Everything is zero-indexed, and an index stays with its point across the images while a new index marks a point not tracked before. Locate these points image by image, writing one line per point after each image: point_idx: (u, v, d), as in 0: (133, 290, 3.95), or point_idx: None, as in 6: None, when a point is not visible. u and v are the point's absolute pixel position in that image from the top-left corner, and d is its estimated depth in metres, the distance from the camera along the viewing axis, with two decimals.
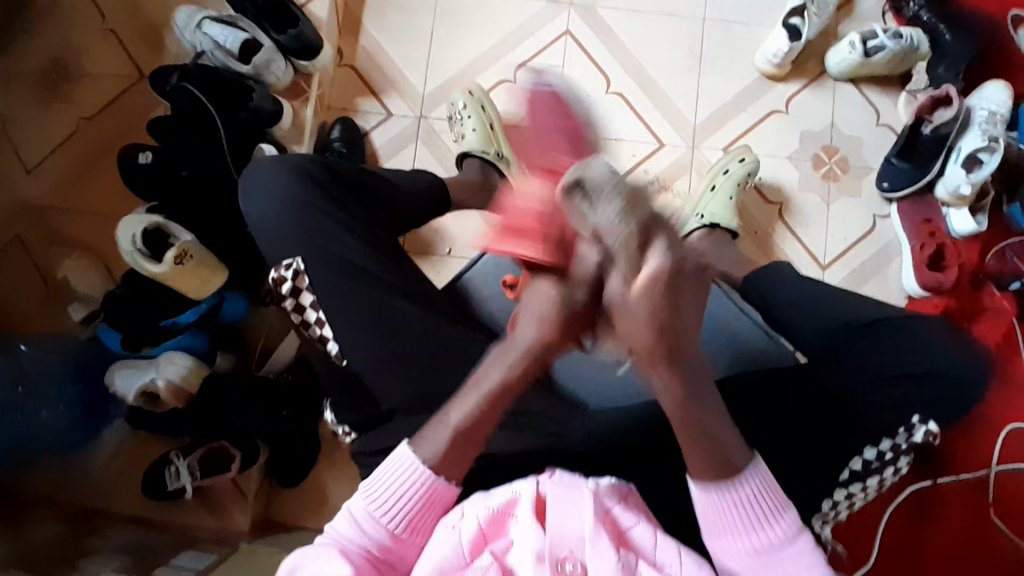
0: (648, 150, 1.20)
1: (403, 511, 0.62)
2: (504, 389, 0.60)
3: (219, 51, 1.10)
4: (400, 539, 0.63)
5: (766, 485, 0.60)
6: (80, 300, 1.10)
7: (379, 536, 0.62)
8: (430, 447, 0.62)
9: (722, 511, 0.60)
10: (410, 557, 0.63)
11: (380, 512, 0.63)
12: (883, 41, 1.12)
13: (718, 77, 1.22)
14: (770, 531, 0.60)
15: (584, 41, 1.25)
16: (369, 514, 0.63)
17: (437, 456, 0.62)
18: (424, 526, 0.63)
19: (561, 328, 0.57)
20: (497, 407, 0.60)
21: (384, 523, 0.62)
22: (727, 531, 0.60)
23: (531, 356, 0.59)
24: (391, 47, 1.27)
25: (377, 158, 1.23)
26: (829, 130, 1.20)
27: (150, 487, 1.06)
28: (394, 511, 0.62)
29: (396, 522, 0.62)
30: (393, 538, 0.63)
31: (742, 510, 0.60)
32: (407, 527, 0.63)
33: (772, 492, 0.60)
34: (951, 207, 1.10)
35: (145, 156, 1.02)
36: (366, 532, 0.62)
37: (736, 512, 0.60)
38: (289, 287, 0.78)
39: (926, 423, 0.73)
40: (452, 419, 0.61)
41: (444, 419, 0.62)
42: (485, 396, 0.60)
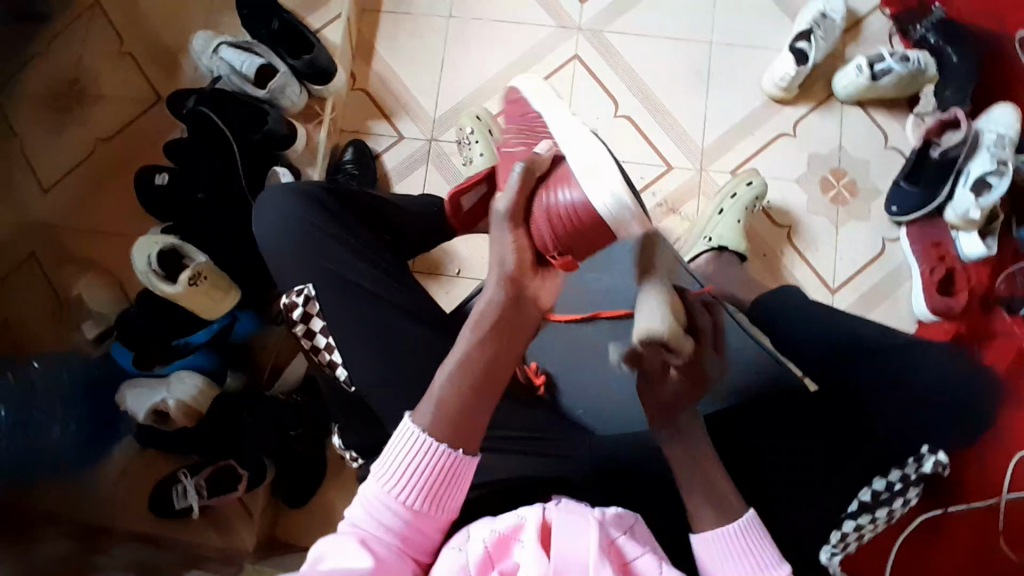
0: (655, 172, 1.21)
1: (415, 483, 0.61)
2: (469, 362, 0.64)
3: (235, 75, 1.12)
4: (418, 513, 0.61)
5: (756, 527, 0.63)
6: (93, 318, 1.11)
7: (398, 516, 0.61)
8: (427, 413, 0.62)
9: (722, 554, 0.62)
10: (431, 527, 0.62)
11: (393, 488, 0.61)
12: (890, 64, 1.13)
13: (725, 99, 1.23)
14: (766, 571, 0.62)
15: (592, 65, 1.26)
16: (384, 493, 0.61)
17: (431, 424, 0.62)
18: (443, 497, 0.62)
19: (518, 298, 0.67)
20: (470, 377, 0.64)
21: (400, 497, 0.61)
22: (728, 575, 0.62)
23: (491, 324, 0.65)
24: (402, 71, 1.29)
25: (387, 180, 1.25)
26: (836, 153, 1.20)
27: (156, 505, 1.07)
28: (406, 484, 0.61)
29: (412, 496, 0.61)
30: (412, 516, 0.61)
31: (740, 551, 0.62)
32: (423, 499, 0.61)
33: (763, 538, 0.63)
34: (960, 231, 1.10)
35: (162, 177, 1.05)
36: (385, 515, 0.61)
37: (732, 551, 0.62)
38: (301, 312, 0.79)
39: (935, 454, 0.76)
40: (436, 386, 0.63)
41: (431, 387, 0.64)
42: (456, 368, 0.64)
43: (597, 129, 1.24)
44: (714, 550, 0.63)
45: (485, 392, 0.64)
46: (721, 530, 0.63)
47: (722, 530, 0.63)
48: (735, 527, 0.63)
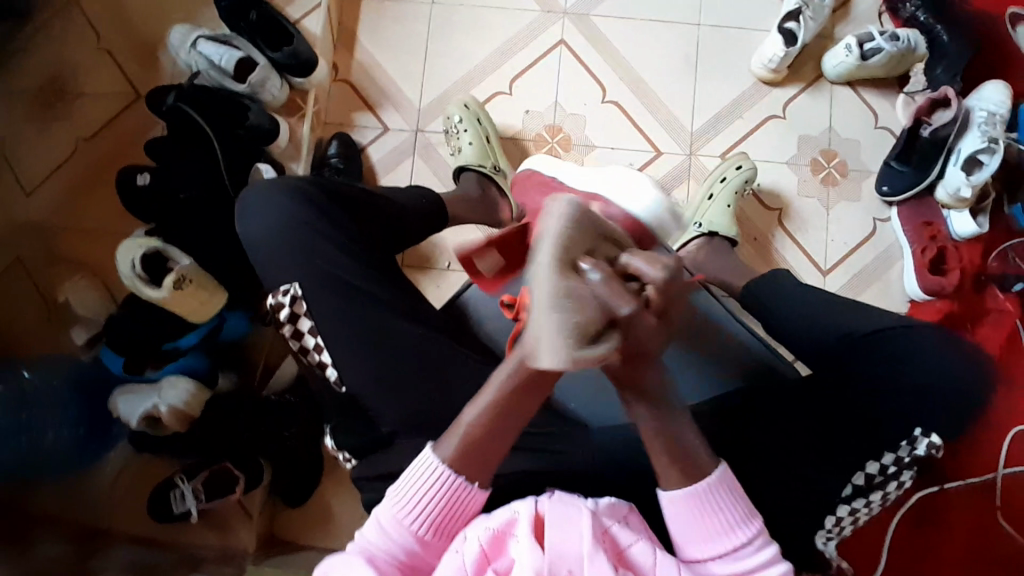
0: (645, 158, 1.20)
1: (426, 513, 0.62)
2: (516, 389, 0.61)
3: (214, 69, 1.10)
4: (426, 543, 0.63)
5: (725, 487, 0.63)
6: (81, 322, 1.10)
7: (406, 542, 0.62)
8: (449, 445, 0.63)
9: (686, 513, 0.62)
10: (434, 554, 0.64)
11: (405, 515, 0.62)
12: (879, 43, 1.12)
13: (714, 82, 1.22)
14: (728, 531, 0.62)
15: (579, 50, 1.24)
16: (394, 520, 0.63)
17: (453, 456, 0.63)
18: (450, 527, 0.63)
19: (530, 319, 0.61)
20: (508, 402, 0.61)
21: (409, 526, 0.62)
22: (689, 531, 0.63)
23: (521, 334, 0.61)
24: (386, 61, 1.27)
25: (374, 173, 1.23)
26: (827, 134, 1.19)
27: (155, 508, 1.04)
28: (417, 513, 0.62)
29: (422, 525, 0.62)
30: (419, 544, 0.62)
31: (705, 508, 0.62)
32: (431, 528, 0.63)
33: (731, 496, 0.63)
34: (952, 210, 1.10)
35: (144, 177, 1.02)
36: (394, 539, 0.62)
37: (696, 503, 0.62)
38: (287, 313, 0.78)
39: (929, 436, 0.73)
40: (465, 422, 0.62)
41: (457, 420, 0.63)
42: (497, 394, 0.61)
43: (585, 116, 1.22)
44: (680, 506, 0.63)
45: (519, 410, 0.62)
46: (693, 488, 0.62)
47: (691, 488, 0.62)
48: (706, 488, 0.62)
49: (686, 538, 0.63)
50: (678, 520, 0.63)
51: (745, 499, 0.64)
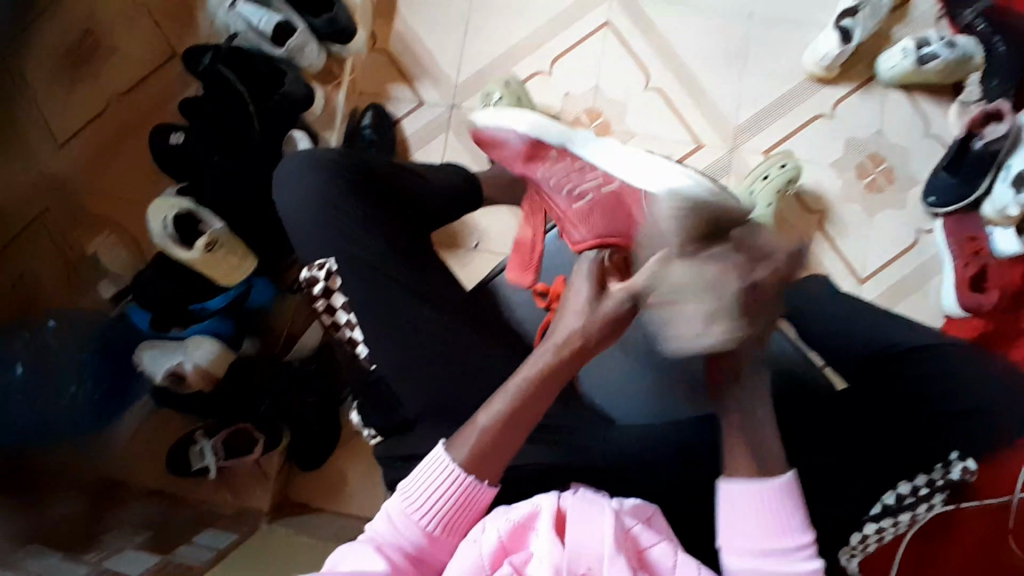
0: (685, 150, 1.17)
1: (437, 510, 0.62)
2: (518, 410, 0.63)
3: (252, 31, 1.08)
4: (434, 538, 0.62)
5: (791, 493, 0.63)
6: (110, 278, 1.12)
7: (414, 537, 0.62)
8: (462, 447, 0.63)
9: (746, 504, 0.62)
10: (445, 551, 0.63)
11: (414, 510, 0.62)
12: (936, 49, 1.07)
13: (761, 75, 1.18)
14: (782, 536, 0.61)
15: (624, 34, 1.21)
16: (403, 513, 0.62)
17: (467, 457, 0.63)
18: (457, 527, 0.63)
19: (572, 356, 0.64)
20: (523, 413, 0.63)
21: (418, 521, 0.62)
22: (744, 527, 0.62)
23: (552, 360, 0.64)
24: (425, 33, 1.24)
25: (406, 147, 1.22)
26: (875, 138, 1.16)
27: (173, 465, 1.07)
28: (427, 509, 0.62)
29: (432, 522, 0.62)
30: (427, 539, 0.62)
31: (768, 506, 0.62)
32: (441, 525, 0.62)
33: (794, 503, 0.63)
34: (997, 226, 1.04)
35: (176, 137, 1.04)
36: (401, 533, 0.62)
37: (756, 506, 0.62)
38: (321, 288, 0.80)
39: (964, 461, 0.70)
40: (480, 422, 0.63)
41: (473, 422, 0.64)
42: (510, 400, 0.63)
43: (627, 102, 1.19)
44: (739, 497, 0.63)
45: (530, 413, 0.64)
46: (760, 484, 0.62)
47: (756, 484, 0.63)
48: (773, 487, 0.62)
49: (738, 534, 0.62)
50: (733, 514, 0.63)
51: (805, 511, 0.63)
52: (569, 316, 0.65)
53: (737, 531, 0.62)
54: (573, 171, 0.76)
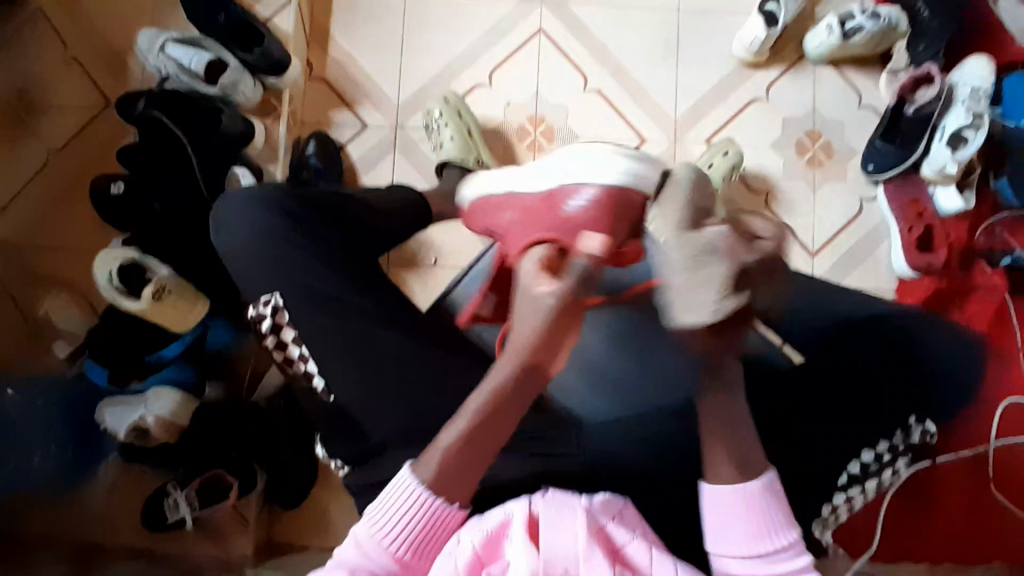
0: (629, 146, 1.18)
1: (408, 536, 0.62)
2: (483, 421, 0.60)
3: (185, 72, 1.07)
4: (404, 561, 0.63)
5: (772, 492, 0.63)
6: (64, 337, 1.10)
7: (384, 562, 0.62)
8: (427, 467, 0.62)
9: (729, 513, 0.62)
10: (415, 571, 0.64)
11: (384, 536, 0.62)
12: (861, 22, 1.10)
13: (696, 65, 1.20)
14: (769, 538, 0.62)
15: (558, 39, 1.22)
16: (374, 539, 0.62)
17: (433, 477, 0.62)
18: (429, 551, 0.63)
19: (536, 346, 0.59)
20: (484, 427, 0.60)
21: (389, 547, 0.62)
22: (730, 532, 0.63)
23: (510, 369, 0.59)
24: (362, 58, 1.24)
25: (355, 172, 1.21)
26: (811, 115, 1.18)
27: (151, 521, 1.05)
28: (396, 535, 0.62)
29: (400, 546, 0.62)
30: (398, 564, 0.62)
31: (752, 509, 0.62)
32: (411, 550, 0.62)
33: (777, 504, 0.63)
34: (938, 186, 1.08)
35: (118, 186, 1.01)
36: (371, 556, 0.62)
37: (743, 509, 0.62)
38: (270, 324, 0.77)
39: (922, 424, 0.75)
40: (440, 442, 0.61)
41: (436, 443, 0.62)
42: (472, 416, 0.60)
43: (568, 105, 1.20)
44: (725, 499, 0.63)
45: (486, 431, 0.60)
46: (745, 488, 0.62)
47: (743, 489, 0.62)
48: (756, 489, 0.62)
49: (722, 535, 0.63)
50: (716, 517, 0.63)
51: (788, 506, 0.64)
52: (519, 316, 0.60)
53: (721, 532, 0.63)
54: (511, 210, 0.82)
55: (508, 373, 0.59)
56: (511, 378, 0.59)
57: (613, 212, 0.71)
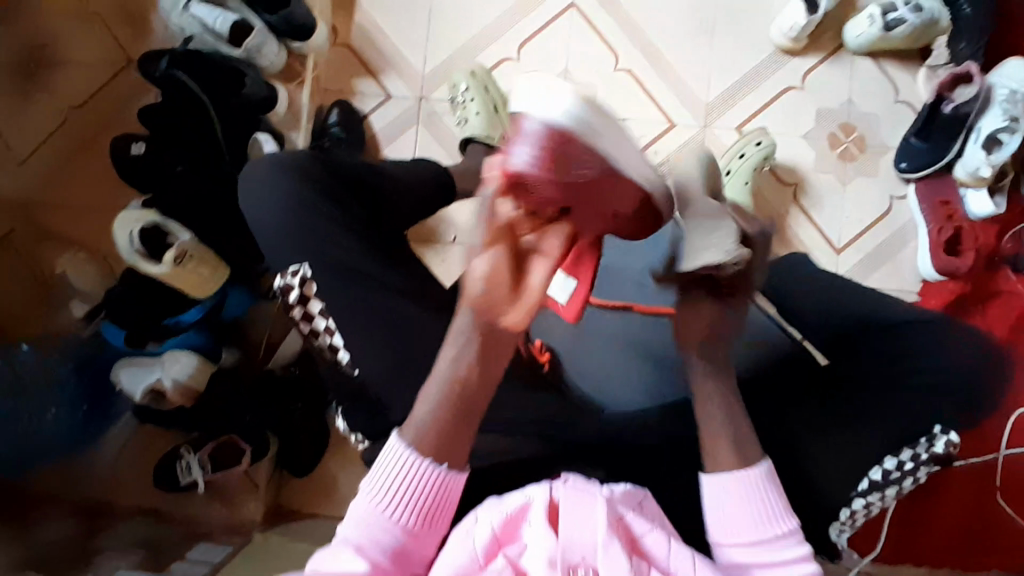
0: (658, 130, 1.16)
1: (414, 504, 0.63)
2: (457, 396, 0.63)
3: (208, 34, 1.06)
4: (411, 532, 0.63)
5: (769, 481, 0.64)
6: (80, 296, 1.08)
7: (393, 536, 0.62)
8: (412, 432, 0.64)
9: (724, 500, 0.64)
10: (425, 544, 0.63)
11: (387, 507, 0.63)
12: (903, 14, 1.06)
13: (731, 49, 1.17)
14: (768, 527, 0.63)
15: (590, 15, 1.19)
16: (376, 509, 0.63)
17: (420, 440, 0.63)
18: (434, 519, 0.63)
19: (486, 333, 0.62)
20: (455, 396, 0.63)
21: (394, 517, 0.62)
22: (728, 521, 0.63)
23: (471, 339, 0.62)
24: (387, 26, 1.21)
25: (376, 143, 1.19)
26: (845, 107, 1.16)
27: (161, 481, 1.05)
28: (401, 502, 0.63)
29: (404, 514, 0.62)
30: (407, 535, 0.62)
31: (748, 496, 0.63)
32: (417, 519, 0.63)
33: (774, 491, 0.64)
34: (970, 188, 1.06)
35: (138, 147, 0.99)
36: (379, 534, 0.62)
37: (741, 495, 0.63)
38: (297, 294, 0.76)
39: (947, 435, 0.72)
40: (416, 415, 0.64)
41: (413, 414, 0.65)
42: (442, 382, 0.63)
43: (596, 84, 1.18)
44: (724, 491, 0.64)
45: (473, 410, 0.64)
46: (740, 472, 0.64)
47: (738, 474, 0.64)
48: (753, 477, 0.64)
49: (722, 522, 0.64)
50: (714, 503, 0.64)
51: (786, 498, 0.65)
52: (472, 285, 0.60)
53: (720, 520, 0.64)
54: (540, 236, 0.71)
55: (469, 326, 0.62)
56: (472, 340, 0.62)
57: (557, 162, 0.53)
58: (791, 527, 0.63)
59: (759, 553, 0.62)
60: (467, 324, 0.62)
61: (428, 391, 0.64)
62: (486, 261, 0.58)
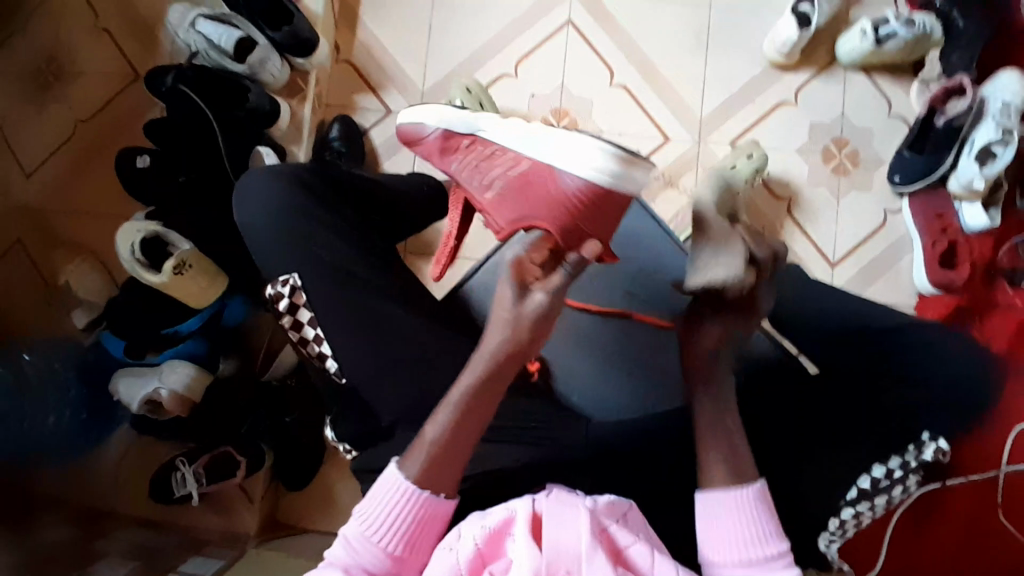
0: (652, 144, 1.18)
1: (397, 527, 0.63)
2: (467, 407, 0.64)
3: (213, 49, 1.08)
4: (398, 558, 0.63)
5: (764, 502, 0.64)
6: (82, 305, 1.09)
7: (374, 557, 0.62)
8: (414, 464, 0.64)
9: (721, 515, 0.64)
10: (408, 567, 0.63)
11: (369, 530, 0.63)
12: (895, 28, 1.08)
13: (724, 64, 1.19)
14: (758, 546, 0.62)
15: (586, 31, 1.21)
16: (362, 534, 0.63)
17: (418, 471, 0.64)
18: (417, 544, 0.63)
19: (502, 364, 0.63)
20: (465, 418, 0.64)
21: (377, 542, 0.62)
22: (722, 536, 0.63)
23: (472, 390, 0.64)
24: (389, 43, 1.24)
25: (376, 157, 1.21)
26: (839, 122, 1.17)
27: (156, 493, 1.06)
28: (385, 527, 0.63)
29: (388, 540, 0.62)
30: (388, 559, 0.63)
31: (743, 516, 0.63)
32: (399, 544, 0.63)
33: (767, 511, 0.63)
34: (964, 201, 1.06)
35: (144, 160, 1.04)
36: (362, 554, 0.63)
37: (734, 515, 0.63)
38: (287, 303, 0.78)
39: (936, 440, 0.70)
40: (426, 437, 0.64)
41: (422, 436, 0.65)
42: (454, 409, 0.64)
43: (592, 99, 1.20)
44: (718, 508, 0.64)
45: (471, 423, 0.64)
46: (732, 494, 0.64)
47: (731, 495, 0.64)
48: (746, 496, 0.64)
49: (717, 548, 0.64)
50: (711, 523, 0.64)
51: (779, 519, 0.64)
52: (491, 340, 0.63)
53: (713, 534, 0.64)
54: (482, 161, 0.74)
55: (484, 368, 0.63)
56: (488, 370, 0.63)
57: (527, 193, 0.68)
58: (784, 550, 0.62)
59: (748, 571, 0.62)
60: (480, 367, 0.63)
61: (440, 412, 0.65)
62: (545, 295, 0.62)
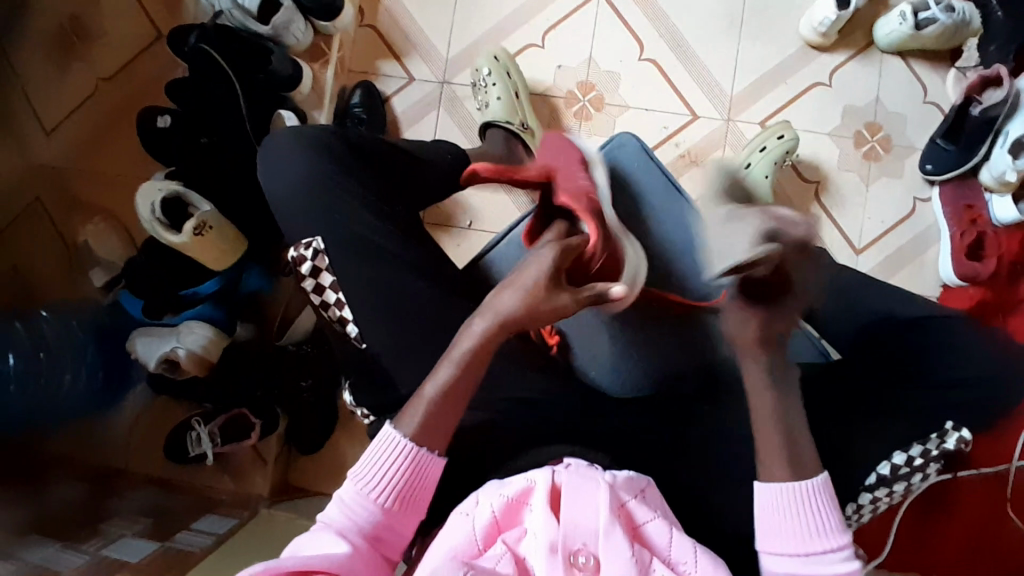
0: (679, 122, 1.15)
1: (390, 484, 0.62)
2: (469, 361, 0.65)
3: (237, 9, 1.05)
4: (389, 513, 0.62)
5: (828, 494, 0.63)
6: (100, 265, 1.10)
7: (369, 514, 0.61)
8: (410, 421, 0.64)
9: (782, 505, 0.63)
10: (401, 526, 0.63)
11: (366, 487, 0.62)
12: (935, 13, 1.05)
13: (758, 42, 1.16)
14: (819, 537, 0.62)
15: (617, 3, 1.18)
16: (356, 492, 0.62)
17: (415, 427, 0.64)
18: (412, 502, 0.63)
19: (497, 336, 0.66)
20: (465, 374, 0.65)
21: (373, 498, 0.62)
22: (781, 525, 0.63)
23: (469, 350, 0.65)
24: (414, 10, 1.21)
25: (397, 126, 1.20)
26: (872, 107, 1.14)
27: (175, 449, 1.08)
28: (381, 484, 0.62)
29: (384, 496, 0.62)
30: (384, 515, 0.62)
31: (806, 507, 0.63)
32: (393, 499, 0.62)
33: (830, 503, 0.63)
34: (994, 193, 1.04)
35: (163, 120, 1.02)
36: (358, 512, 0.61)
37: (797, 506, 0.63)
38: (310, 267, 0.77)
39: (958, 431, 0.73)
40: (426, 393, 0.65)
41: (420, 393, 0.65)
42: (456, 363, 0.65)
43: (620, 74, 1.17)
44: (781, 498, 0.63)
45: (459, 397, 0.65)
46: (798, 484, 0.63)
47: (795, 486, 0.63)
48: (812, 489, 0.63)
49: (774, 534, 0.63)
50: (770, 513, 0.64)
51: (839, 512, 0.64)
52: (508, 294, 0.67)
53: (772, 522, 0.64)
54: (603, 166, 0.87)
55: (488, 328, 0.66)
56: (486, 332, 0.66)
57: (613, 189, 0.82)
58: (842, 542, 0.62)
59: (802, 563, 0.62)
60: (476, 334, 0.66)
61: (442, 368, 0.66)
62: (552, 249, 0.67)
